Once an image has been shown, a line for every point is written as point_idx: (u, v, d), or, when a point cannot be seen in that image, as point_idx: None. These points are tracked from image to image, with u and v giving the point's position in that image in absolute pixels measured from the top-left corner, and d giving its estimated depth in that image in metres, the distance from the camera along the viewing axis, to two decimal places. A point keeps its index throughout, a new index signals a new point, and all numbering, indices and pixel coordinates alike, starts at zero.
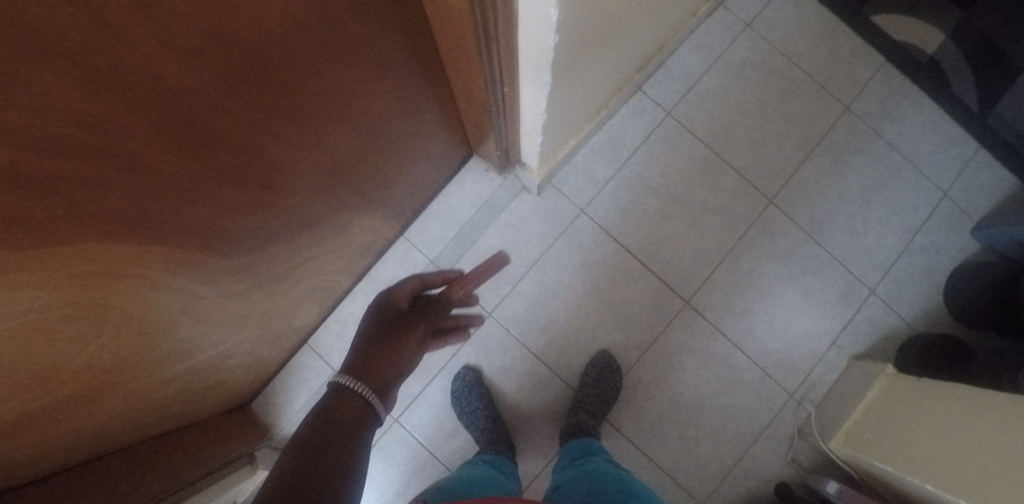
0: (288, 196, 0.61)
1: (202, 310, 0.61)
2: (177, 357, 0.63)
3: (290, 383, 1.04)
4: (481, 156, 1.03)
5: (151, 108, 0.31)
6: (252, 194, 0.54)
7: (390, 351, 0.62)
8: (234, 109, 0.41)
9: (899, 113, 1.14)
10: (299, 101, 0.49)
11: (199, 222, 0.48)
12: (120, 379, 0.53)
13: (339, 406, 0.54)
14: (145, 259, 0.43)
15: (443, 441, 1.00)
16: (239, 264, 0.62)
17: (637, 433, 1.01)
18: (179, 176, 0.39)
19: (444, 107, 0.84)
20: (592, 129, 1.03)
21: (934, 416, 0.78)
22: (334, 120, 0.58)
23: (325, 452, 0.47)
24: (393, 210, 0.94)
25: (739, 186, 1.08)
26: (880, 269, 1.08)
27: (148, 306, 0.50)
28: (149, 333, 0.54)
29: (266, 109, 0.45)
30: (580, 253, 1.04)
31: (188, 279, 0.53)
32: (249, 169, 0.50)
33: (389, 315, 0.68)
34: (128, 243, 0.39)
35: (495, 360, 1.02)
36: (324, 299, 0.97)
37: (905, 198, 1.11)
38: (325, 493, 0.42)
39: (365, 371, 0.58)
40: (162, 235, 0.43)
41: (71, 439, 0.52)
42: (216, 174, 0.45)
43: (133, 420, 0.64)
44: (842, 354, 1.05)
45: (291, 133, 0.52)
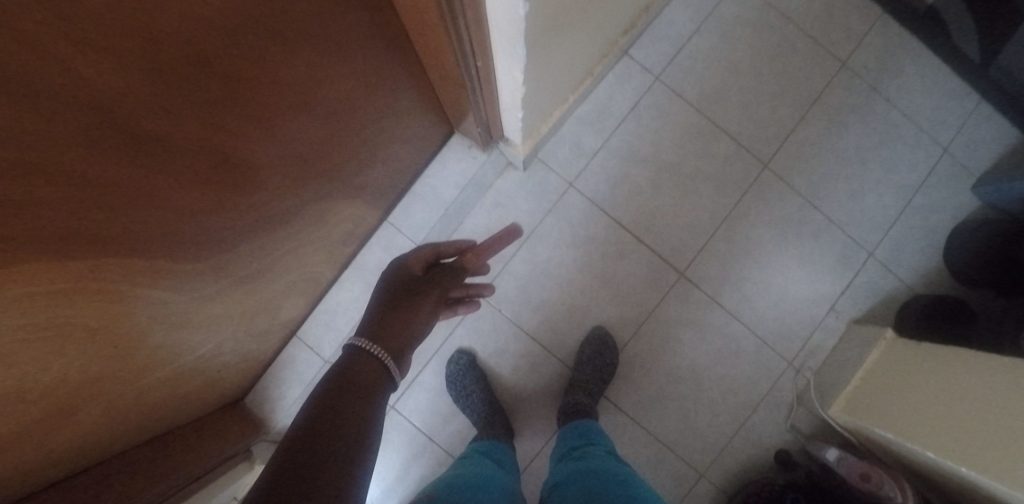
0: (254, 190, 0.58)
1: (179, 316, 0.59)
2: (160, 365, 0.62)
3: (282, 376, 1.02)
4: (463, 133, 0.99)
5: (83, 121, 0.28)
6: (217, 193, 0.51)
7: (404, 318, 0.60)
8: (179, 108, 0.37)
9: (897, 67, 1.09)
10: (256, 92, 0.46)
11: (162, 228, 0.45)
12: (98, 393, 0.51)
13: (357, 369, 0.52)
14: (101, 274, 0.40)
15: (441, 426, 0.99)
16: (208, 266, 0.59)
17: (635, 408, 1.00)
18: (127, 185, 0.36)
19: (418, 83, 0.79)
20: (578, 99, 0.99)
21: (935, 383, 0.77)
22: (293, 105, 0.54)
23: (340, 415, 0.45)
24: (373, 195, 0.91)
25: (733, 152, 1.04)
26: (878, 231, 1.05)
27: (116, 319, 0.47)
28: (125, 344, 0.52)
29: (217, 104, 0.42)
30: (571, 229, 1.01)
31: (155, 288, 0.51)
32: (211, 168, 0.47)
33: (405, 284, 0.65)
34: (86, 259, 0.37)
35: (489, 341, 1.00)
36: (309, 291, 0.94)
37: (904, 157, 1.07)
38: (336, 462, 0.41)
39: (381, 336, 0.57)
40: (118, 247, 0.40)
41: (55, 456, 0.51)
42: (171, 177, 0.41)
43: (119, 429, 0.62)
44: (841, 319, 1.04)
45: (247, 125, 0.48)
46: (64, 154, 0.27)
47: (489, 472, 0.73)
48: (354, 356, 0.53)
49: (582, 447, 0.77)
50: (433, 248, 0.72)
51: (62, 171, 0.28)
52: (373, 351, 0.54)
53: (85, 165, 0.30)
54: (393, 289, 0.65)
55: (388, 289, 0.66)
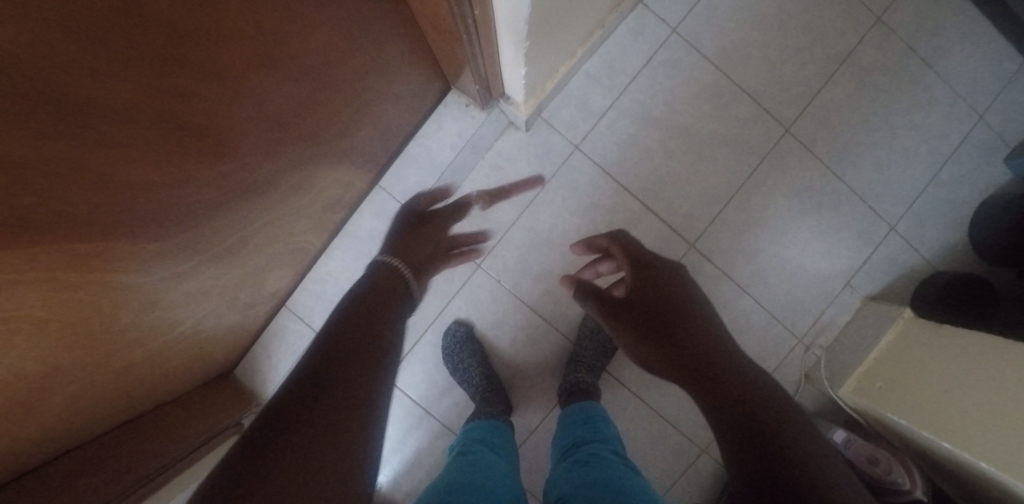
0: (224, 159, 0.53)
1: (150, 293, 0.55)
2: (134, 344, 0.58)
3: (273, 347, 0.99)
4: (461, 90, 0.91)
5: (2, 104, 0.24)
6: (189, 167, 0.48)
7: (414, 243, 0.75)
8: (110, 70, 0.31)
9: (938, 21, 0.99)
10: (218, 53, 0.42)
11: (129, 205, 0.43)
12: (63, 379, 0.48)
13: (379, 286, 0.59)
14: (49, 262, 0.36)
15: (437, 399, 0.97)
16: (178, 242, 0.54)
17: (638, 384, 0.97)
18: (61, 164, 0.32)
19: (408, 34, 0.71)
20: (587, 54, 0.90)
21: (952, 367, 0.75)
22: (262, 65, 0.49)
23: (364, 312, 0.51)
24: (363, 157, 0.84)
25: (752, 114, 0.96)
26: (902, 203, 0.99)
27: (77, 303, 0.44)
28: (90, 327, 0.48)
29: (160, 63, 0.36)
30: (576, 196, 0.95)
31: (113, 272, 0.46)
32: (178, 140, 0.44)
33: (412, 219, 0.85)
34: (45, 245, 0.34)
35: (487, 313, 0.96)
36: (298, 260, 0.90)
37: (937, 123, 0.99)
38: (362, 343, 0.46)
39: (399, 257, 0.68)
40: (65, 232, 0.36)
41: (28, 442, 0.49)
42: (124, 152, 0.37)
43: (99, 410, 0.60)
44: (856, 295, 0.99)
45: (202, 88, 0.43)
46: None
47: (488, 472, 0.68)
48: (377, 269, 0.63)
49: (586, 445, 0.72)
50: (428, 196, 0.93)
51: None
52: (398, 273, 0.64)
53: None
54: (408, 219, 0.86)
55: (404, 222, 0.86)
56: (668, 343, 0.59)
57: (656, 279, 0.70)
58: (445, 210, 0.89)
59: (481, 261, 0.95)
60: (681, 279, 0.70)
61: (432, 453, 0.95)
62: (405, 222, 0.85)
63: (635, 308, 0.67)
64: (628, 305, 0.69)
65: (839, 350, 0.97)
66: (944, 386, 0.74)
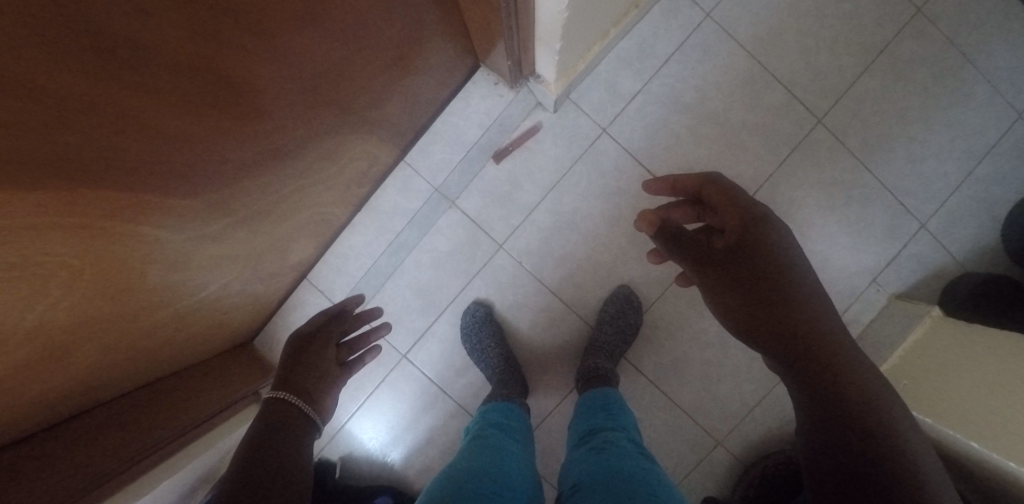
0: (258, 117, 0.53)
1: (179, 254, 0.56)
2: (160, 304, 0.59)
3: (292, 320, 0.99)
4: (490, 67, 0.91)
5: (48, 29, 0.24)
6: (222, 124, 0.48)
7: (308, 366, 0.67)
8: (162, 12, 0.32)
9: (982, 15, 0.96)
10: (262, 5, 0.41)
11: (164, 157, 0.43)
12: (90, 332, 0.49)
13: (275, 430, 0.53)
14: (87, 205, 0.37)
15: (453, 378, 0.96)
16: (206, 202, 0.55)
17: (656, 373, 0.96)
18: (107, 104, 0.32)
19: (443, 5, 0.71)
20: (619, 35, 0.89)
21: (982, 367, 0.73)
22: (303, 22, 0.48)
23: (286, 421, 0.56)
24: (390, 131, 0.84)
25: (784, 103, 0.95)
26: (935, 200, 0.96)
27: (110, 256, 0.45)
28: (119, 284, 0.49)
29: (208, 10, 0.36)
30: (601, 180, 0.94)
31: (145, 225, 0.47)
32: (213, 94, 0.44)
33: (301, 345, 0.70)
34: (82, 186, 0.35)
35: (507, 295, 0.96)
36: (321, 233, 0.90)
37: (976, 119, 0.96)
38: (283, 437, 0.53)
39: (292, 383, 0.62)
40: (104, 175, 0.37)
41: (54, 395, 0.50)
42: (164, 100, 0.38)
43: (123, 369, 0.61)
44: (883, 292, 0.97)
45: (242, 40, 0.42)
46: (19, 63, 0.24)
47: (502, 456, 0.67)
48: (282, 410, 0.57)
49: (603, 432, 0.71)
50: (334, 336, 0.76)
51: (17, 84, 0.24)
52: (300, 404, 0.59)
53: (42, 79, 0.26)
54: (298, 346, 0.71)
55: (291, 349, 0.70)
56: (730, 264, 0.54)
57: (758, 242, 0.53)
58: (331, 321, 0.78)
59: (502, 243, 0.95)
60: (789, 244, 0.53)
61: (447, 432, 0.95)
62: (296, 349, 0.70)
63: (739, 260, 0.53)
64: (736, 252, 0.54)
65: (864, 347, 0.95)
66: (972, 386, 0.72)
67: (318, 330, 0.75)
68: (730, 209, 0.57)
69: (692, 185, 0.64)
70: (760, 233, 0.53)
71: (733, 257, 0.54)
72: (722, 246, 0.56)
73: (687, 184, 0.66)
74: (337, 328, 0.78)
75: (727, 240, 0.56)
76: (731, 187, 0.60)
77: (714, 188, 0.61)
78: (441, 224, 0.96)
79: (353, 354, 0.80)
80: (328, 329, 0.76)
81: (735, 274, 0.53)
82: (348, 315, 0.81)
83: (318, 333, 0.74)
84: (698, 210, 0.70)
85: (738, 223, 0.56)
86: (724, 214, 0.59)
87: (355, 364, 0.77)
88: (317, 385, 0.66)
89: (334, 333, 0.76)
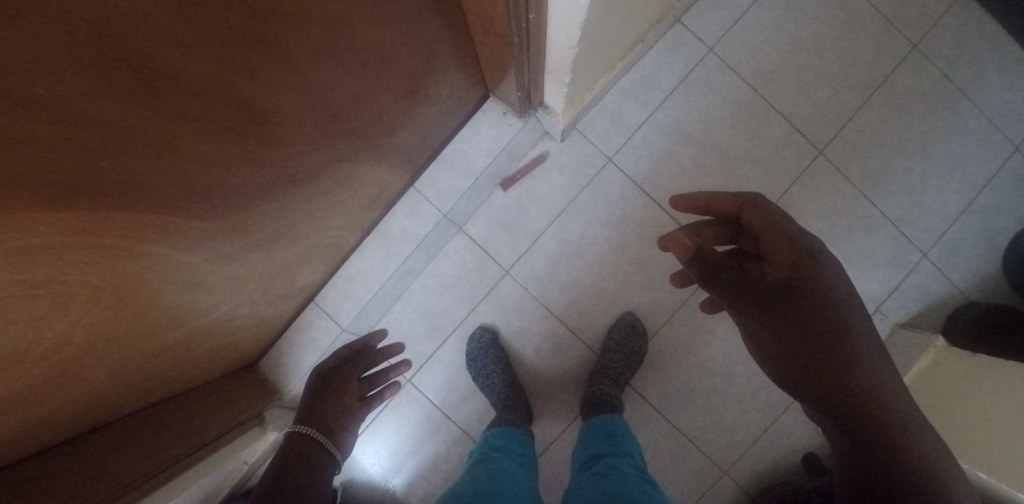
0: (274, 143, 0.55)
1: (191, 276, 0.58)
2: (173, 324, 0.60)
3: (298, 342, 1.00)
4: (500, 97, 0.93)
5: (89, 58, 0.27)
6: (239, 147, 0.50)
7: (329, 400, 0.69)
8: (193, 39, 0.34)
9: (975, 53, 0.99)
10: (284, 35, 0.44)
11: (184, 179, 0.45)
12: (104, 351, 0.50)
13: (294, 461, 0.56)
14: (111, 226, 0.39)
15: (457, 404, 0.96)
16: (221, 224, 0.57)
17: (661, 400, 0.96)
18: (136, 128, 0.34)
19: (457, 37, 0.74)
20: (625, 67, 0.92)
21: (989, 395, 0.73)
22: (323, 52, 0.51)
23: (305, 454, 0.58)
24: (401, 158, 0.86)
25: (786, 134, 0.97)
26: (936, 230, 0.97)
27: (126, 276, 0.46)
28: (134, 303, 0.50)
29: (237, 39, 0.38)
30: (606, 208, 0.96)
31: (166, 245, 0.49)
32: (233, 118, 0.45)
33: (323, 381, 0.73)
34: (106, 206, 0.37)
35: (512, 320, 0.96)
36: (330, 257, 0.91)
37: (973, 152, 0.98)
38: (303, 467, 0.55)
39: (314, 419, 0.65)
40: (127, 197, 0.39)
41: (68, 412, 0.50)
42: (189, 124, 0.40)
43: (134, 388, 0.62)
44: (887, 322, 0.97)
45: (264, 67, 0.45)
46: (64, 89, 0.26)
47: (508, 480, 0.68)
48: (301, 442, 0.60)
49: (607, 457, 0.71)
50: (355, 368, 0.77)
51: (60, 108, 0.27)
52: (319, 441, 0.62)
53: (82, 104, 0.28)
54: (321, 384, 0.73)
55: (315, 385, 0.73)
56: (776, 308, 0.50)
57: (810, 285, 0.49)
58: (353, 357, 0.79)
59: (509, 268, 0.96)
60: (840, 286, 0.49)
61: (449, 459, 0.95)
62: (318, 386, 0.72)
63: (790, 302, 0.50)
64: (785, 292, 0.50)
65: None
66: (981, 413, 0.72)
67: (341, 366, 0.77)
68: (779, 239, 0.52)
69: (730, 207, 0.58)
70: (815, 273, 0.49)
71: (781, 302, 0.50)
72: (769, 281, 0.52)
73: (724, 205, 0.59)
74: (359, 364, 0.78)
75: (775, 276, 0.52)
76: (778, 214, 0.54)
77: (757, 211, 0.55)
78: (448, 249, 0.98)
79: (373, 389, 0.80)
80: (350, 361, 0.78)
81: (784, 324, 0.49)
82: (369, 351, 0.81)
83: (341, 369, 0.76)
84: (733, 231, 0.64)
85: (788, 256, 0.51)
86: (769, 244, 0.53)
87: (374, 400, 0.77)
88: (337, 423, 0.67)
89: (355, 369, 0.77)
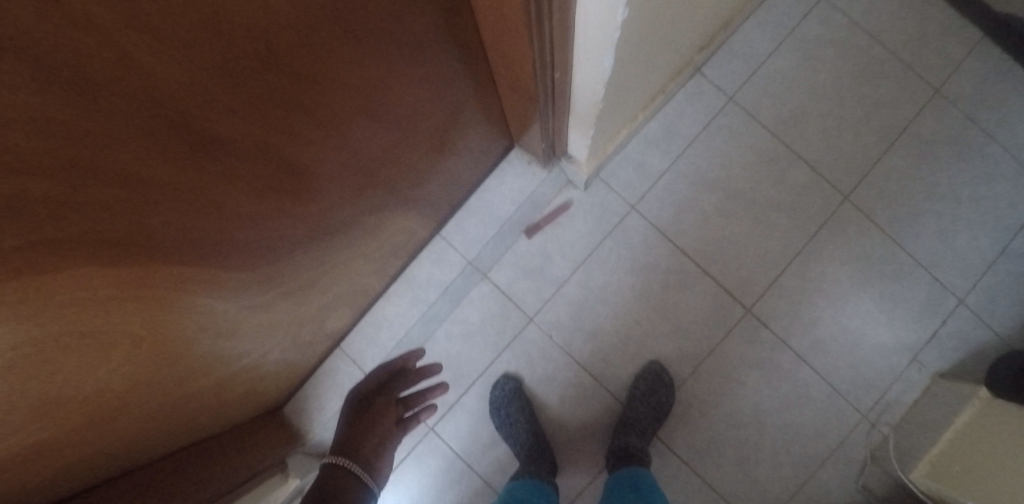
0: (309, 200, 0.57)
1: (225, 324, 0.59)
2: (207, 369, 0.62)
3: (323, 388, 1.01)
4: (524, 148, 0.96)
5: (152, 128, 0.28)
6: (277, 203, 0.52)
7: (366, 427, 0.68)
8: (240, 105, 0.35)
9: (999, 97, 0.98)
10: (327, 99, 0.46)
11: (223, 234, 0.46)
12: (139, 398, 0.51)
13: (329, 493, 0.55)
14: (152, 278, 0.40)
15: (480, 453, 0.94)
16: (254, 276, 0.58)
17: (691, 453, 0.93)
18: (185, 190, 0.36)
19: (484, 94, 0.77)
20: (646, 117, 0.94)
21: (999, 441, 0.74)
22: (361, 112, 0.54)
23: (340, 485, 0.57)
24: (428, 208, 0.89)
25: (810, 181, 0.97)
26: (971, 276, 0.95)
27: (164, 325, 0.48)
28: (169, 351, 0.51)
29: (284, 106, 0.41)
30: (630, 255, 0.96)
31: (203, 296, 0.51)
32: (274, 176, 0.47)
33: (360, 404, 0.73)
34: (147, 260, 0.38)
35: (537, 368, 0.95)
36: (356, 303, 0.93)
37: (1005, 196, 0.96)
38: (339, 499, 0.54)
39: (350, 447, 0.64)
40: (170, 252, 0.40)
41: (105, 453, 0.52)
42: (233, 184, 0.42)
43: (168, 431, 0.63)
44: (925, 371, 0.93)
45: (307, 130, 0.47)
46: (127, 157, 0.28)
47: None
48: (336, 472, 0.59)
49: None
50: (393, 391, 0.76)
51: (121, 173, 0.28)
52: (356, 470, 0.61)
53: (143, 170, 0.30)
54: (360, 408, 0.72)
55: (353, 406, 0.74)
56: None
57: None
58: (391, 379, 0.78)
59: (533, 315, 0.96)
60: None
61: None
62: (357, 410, 0.72)
63: None
64: None
65: (909, 429, 0.89)
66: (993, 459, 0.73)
67: (380, 388, 0.77)
68: None
69: None
70: None
71: None
72: None
73: None
74: (396, 386, 0.77)
75: None
76: None
77: None
78: (472, 296, 0.98)
79: (409, 412, 0.77)
80: (388, 384, 0.77)
81: None
82: (407, 370, 0.80)
83: (379, 393, 0.76)
84: None
85: None
86: None
87: (411, 423, 0.74)
88: (375, 449, 0.66)
89: (394, 392, 0.76)
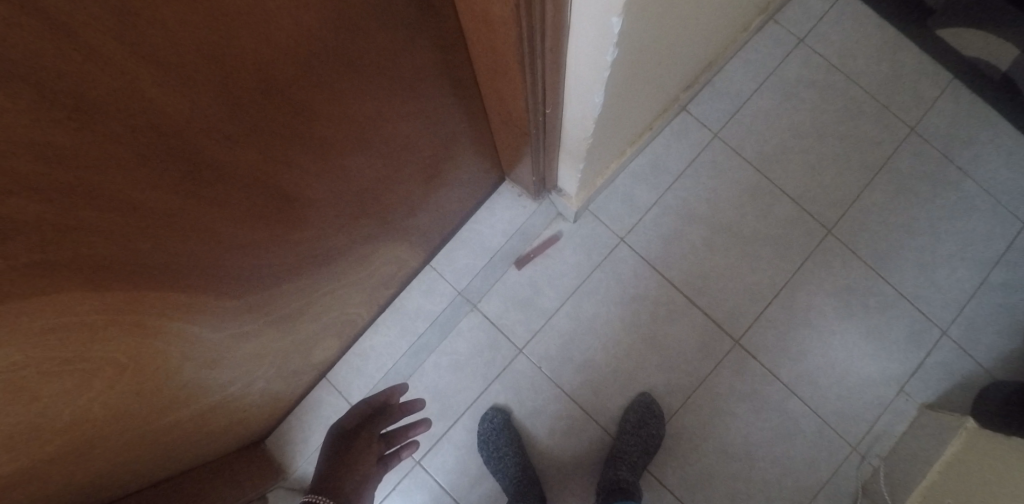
0: (301, 228, 0.58)
1: (209, 353, 0.58)
2: (190, 399, 0.60)
3: (308, 420, 0.99)
4: (515, 181, 0.97)
5: (149, 153, 0.29)
6: (269, 230, 0.52)
7: (344, 466, 0.66)
8: (237, 133, 0.36)
9: (971, 135, 1.03)
10: (324, 130, 0.47)
11: (212, 261, 0.46)
12: (117, 430, 0.49)
13: None
14: (138, 304, 0.40)
15: (468, 488, 0.93)
16: (240, 305, 0.58)
17: (682, 487, 0.91)
18: (176, 215, 0.36)
19: (478, 127, 0.79)
20: (635, 152, 0.97)
21: (973, 465, 0.75)
22: (356, 143, 0.55)
23: None
24: (419, 238, 0.89)
25: (793, 215, 0.99)
26: (952, 309, 0.96)
27: (148, 353, 0.47)
28: (152, 381, 0.50)
29: (281, 136, 0.42)
30: (620, 286, 0.96)
31: (189, 323, 0.50)
32: (266, 204, 0.47)
33: (340, 443, 0.71)
34: (133, 286, 0.37)
35: (526, 400, 0.94)
36: (344, 333, 0.92)
37: (980, 230, 0.99)
38: None
39: (327, 488, 0.62)
40: (158, 277, 0.40)
41: (79, 487, 0.49)
42: (224, 211, 0.42)
43: (147, 462, 0.61)
44: (912, 402, 0.94)
45: (303, 159, 0.48)
46: (121, 181, 0.28)
47: None
48: None
49: None
50: (376, 427, 0.74)
51: (114, 196, 0.28)
52: None
53: (137, 193, 0.30)
54: (341, 446, 0.71)
55: (334, 444, 0.72)
56: None
57: None
58: (373, 414, 0.76)
59: (523, 347, 0.96)
60: None
61: None
62: (338, 448, 0.70)
63: None
64: None
65: (897, 461, 0.89)
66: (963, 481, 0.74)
67: (363, 425, 0.75)
68: None
69: None
70: None
71: None
72: None
73: None
74: (379, 422, 0.75)
75: None
76: None
77: None
78: (462, 327, 0.97)
79: (393, 447, 0.76)
80: (370, 420, 0.75)
81: None
82: (390, 406, 0.76)
83: (362, 429, 0.74)
84: None
85: None
86: None
87: (392, 460, 0.73)
88: (355, 490, 0.64)
89: (376, 427, 0.74)
